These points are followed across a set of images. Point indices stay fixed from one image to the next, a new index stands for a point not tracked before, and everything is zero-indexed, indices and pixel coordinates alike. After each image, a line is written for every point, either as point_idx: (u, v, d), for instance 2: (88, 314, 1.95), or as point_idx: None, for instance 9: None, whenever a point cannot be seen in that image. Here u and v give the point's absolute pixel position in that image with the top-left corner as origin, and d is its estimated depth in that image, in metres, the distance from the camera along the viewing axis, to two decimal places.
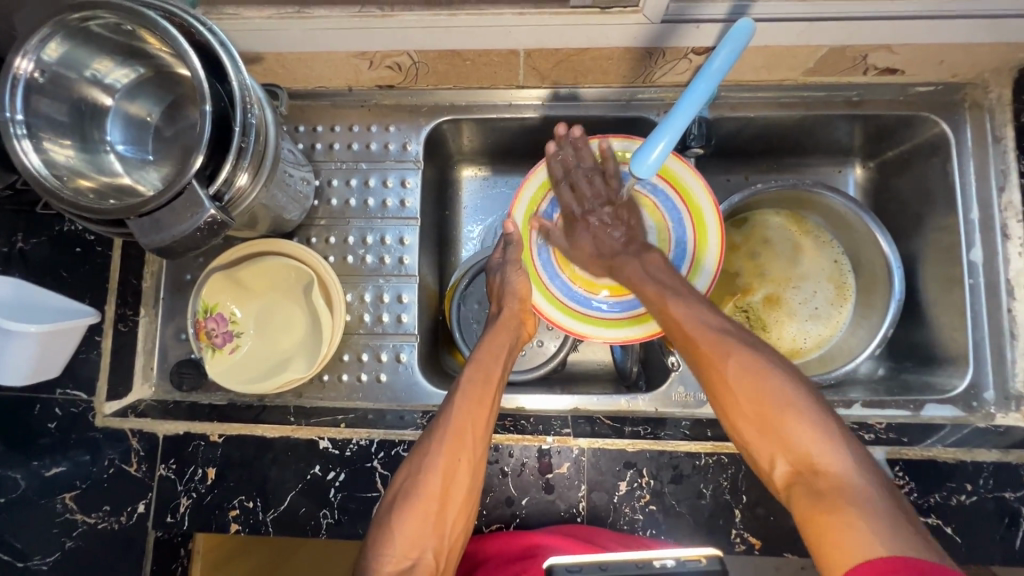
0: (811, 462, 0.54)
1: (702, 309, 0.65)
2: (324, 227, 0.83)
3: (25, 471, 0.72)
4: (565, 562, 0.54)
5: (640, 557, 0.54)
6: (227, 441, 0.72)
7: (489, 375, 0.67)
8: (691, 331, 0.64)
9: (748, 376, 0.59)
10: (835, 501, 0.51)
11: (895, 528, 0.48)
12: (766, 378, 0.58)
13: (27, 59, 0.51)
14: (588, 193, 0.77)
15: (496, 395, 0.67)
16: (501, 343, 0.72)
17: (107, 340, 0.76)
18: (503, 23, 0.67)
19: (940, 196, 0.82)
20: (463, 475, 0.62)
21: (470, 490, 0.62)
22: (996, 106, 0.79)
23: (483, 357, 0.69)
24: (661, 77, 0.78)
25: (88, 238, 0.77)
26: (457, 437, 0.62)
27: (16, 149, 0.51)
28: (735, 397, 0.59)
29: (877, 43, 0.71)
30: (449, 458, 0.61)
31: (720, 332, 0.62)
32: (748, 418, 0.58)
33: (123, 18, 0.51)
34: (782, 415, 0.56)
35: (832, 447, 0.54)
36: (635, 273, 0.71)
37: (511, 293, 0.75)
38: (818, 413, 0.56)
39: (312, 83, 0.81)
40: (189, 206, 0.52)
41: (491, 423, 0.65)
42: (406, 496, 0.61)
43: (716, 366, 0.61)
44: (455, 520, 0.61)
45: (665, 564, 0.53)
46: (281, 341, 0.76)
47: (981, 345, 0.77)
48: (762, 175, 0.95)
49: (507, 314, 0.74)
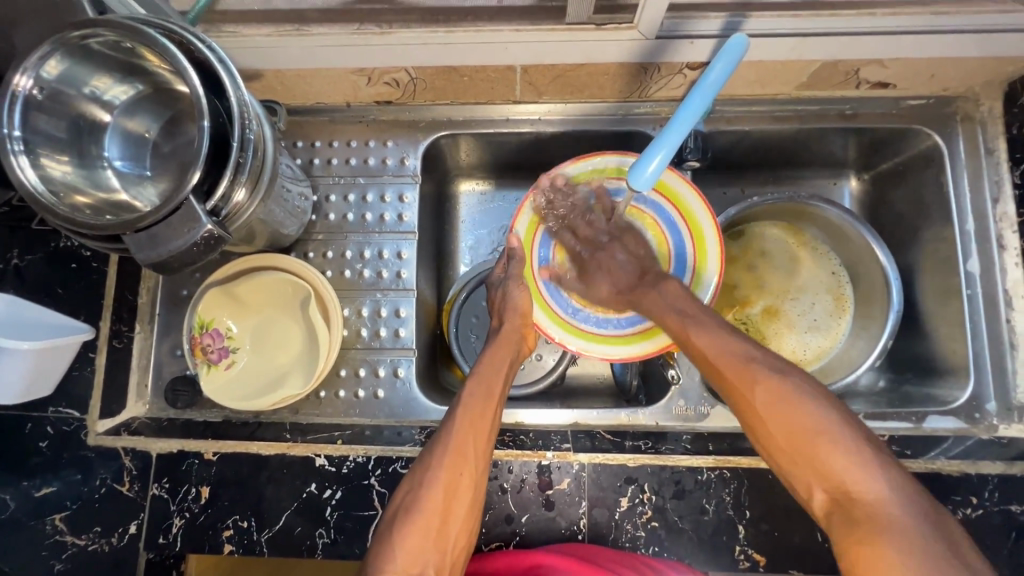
0: (847, 491, 0.53)
1: (727, 336, 0.64)
2: (322, 242, 0.83)
3: (15, 492, 0.70)
4: None
5: None
6: (221, 460, 0.71)
7: (491, 388, 0.67)
8: (717, 360, 0.63)
9: (778, 405, 0.58)
10: (875, 535, 0.49)
11: (944, 562, 0.47)
12: (794, 406, 0.57)
13: (26, 76, 0.51)
14: (600, 227, 0.77)
15: (497, 409, 0.66)
16: (501, 358, 0.71)
17: (101, 357, 0.75)
18: (500, 39, 0.68)
19: (935, 208, 0.82)
20: (466, 490, 0.60)
21: (472, 507, 0.61)
22: (987, 119, 0.80)
23: (484, 370, 0.68)
24: (656, 92, 0.79)
25: (85, 253, 0.77)
26: (459, 450, 0.61)
27: (13, 165, 0.51)
28: (764, 425, 0.58)
29: (869, 57, 0.72)
30: (450, 472, 0.60)
31: (746, 357, 0.62)
32: (780, 446, 0.57)
33: (122, 36, 0.52)
34: (815, 444, 0.55)
35: (868, 474, 0.52)
36: (654, 306, 0.70)
37: (512, 307, 0.75)
38: (851, 438, 0.54)
39: (310, 99, 0.82)
40: (186, 221, 0.52)
41: (493, 436, 0.64)
42: (407, 512, 0.59)
43: (745, 396, 0.60)
44: (460, 535, 0.59)
45: None
46: (277, 357, 0.76)
47: (981, 355, 0.76)
48: (758, 188, 0.96)
49: (508, 329, 0.74)
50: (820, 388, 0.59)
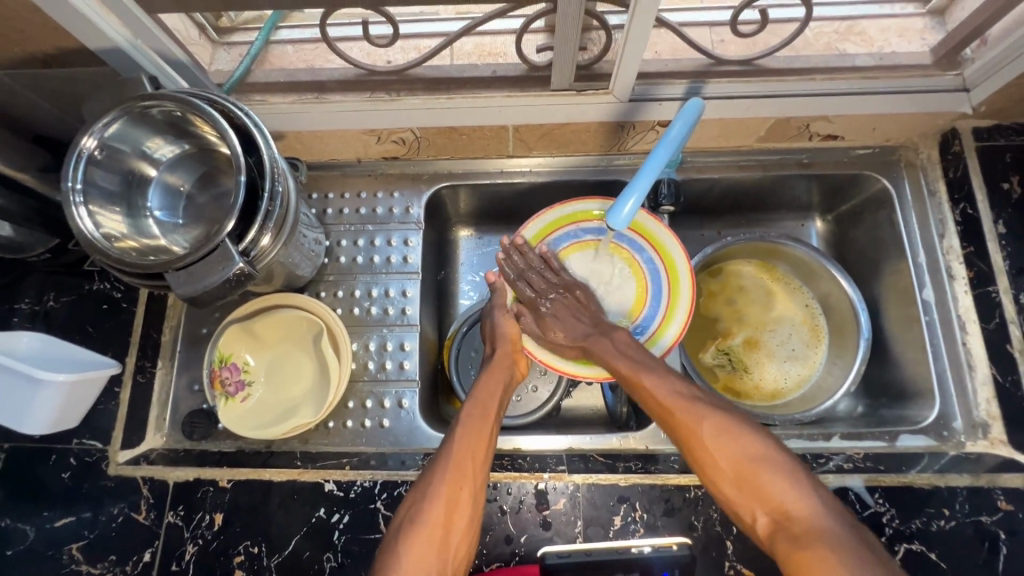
0: (784, 509, 0.59)
1: (670, 378, 0.71)
2: (332, 283, 0.90)
3: (35, 522, 0.74)
4: (556, 550, 0.69)
5: (621, 545, 0.70)
6: (235, 487, 0.74)
7: (487, 407, 0.73)
8: (664, 401, 0.69)
9: (722, 437, 0.64)
10: (814, 545, 0.55)
11: (873, 561, 0.54)
12: (735, 436, 0.64)
13: (93, 138, 0.60)
14: (553, 281, 0.81)
15: (494, 428, 0.71)
16: (496, 382, 0.76)
17: (125, 391, 0.80)
18: (495, 104, 0.80)
19: (891, 244, 0.91)
20: (465, 502, 0.64)
21: (471, 519, 0.65)
22: (927, 164, 0.90)
23: (480, 394, 0.74)
24: (634, 146, 0.89)
25: (116, 295, 0.84)
26: (458, 466, 0.66)
27: (73, 213, 0.59)
28: (712, 457, 0.64)
29: (816, 114, 0.83)
30: (452, 488, 0.64)
31: (689, 398, 0.68)
32: (725, 476, 0.63)
33: (178, 106, 0.61)
34: (756, 469, 0.62)
35: (800, 493, 0.60)
36: (607, 351, 0.75)
37: (502, 336, 0.81)
38: (783, 462, 0.63)
39: (326, 155, 0.92)
40: (220, 260, 0.60)
41: (489, 454, 0.69)
42: (410, 524, 0.63)
43: (692, 434, 0.66)
44: (461, 543, 0.63)
45: (642, 550, 0.69)
46: (290, 389, 0.81)
47: (943, 377, 0.82)
48: (732, 229, 1.05)
49: (500, 353, 0.80)
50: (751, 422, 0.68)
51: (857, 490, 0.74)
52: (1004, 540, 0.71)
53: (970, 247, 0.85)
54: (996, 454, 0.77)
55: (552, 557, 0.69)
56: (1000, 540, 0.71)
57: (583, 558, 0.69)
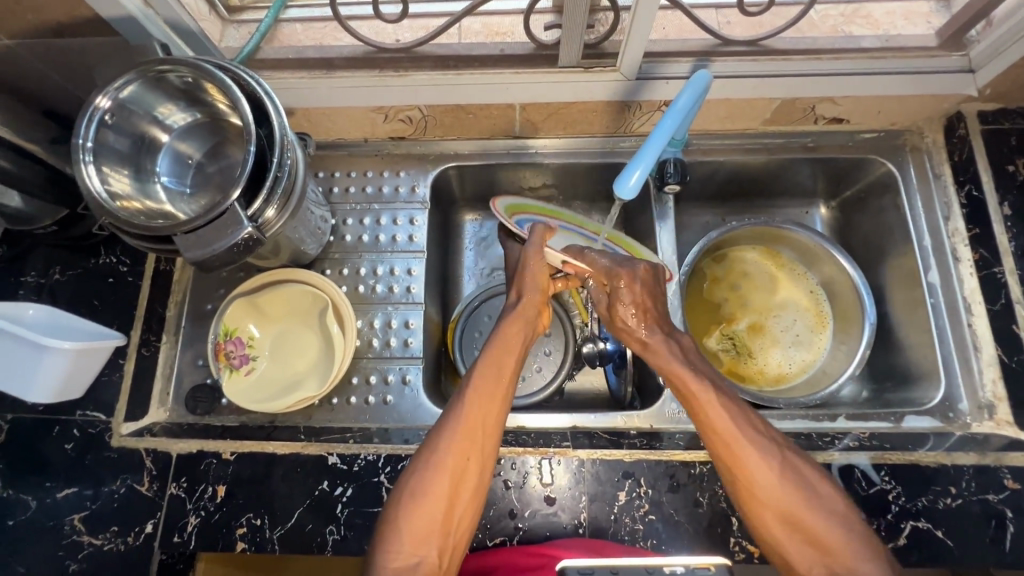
0: (848, 566, 0.55)
1: (732, 406, 0.64)
2: (338, 261, 0.90)
3: (37, 493, 0.73)
4: (578, 564, 0.52)
5: (651, 562, 0.53)
6: (238, 459, 0.74)
7: (502, 370, 0.68)
8: (727, 434, 0.62)
9: (786, 491, 0.58)
10: None
11: None
12: (795, 483, 0.59)
13: (107, 97, 0.61)
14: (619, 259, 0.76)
15: (507, 388, 0.67)
16: (514, 340, 0.71)
17: (129, 363, 0.80)
18: (502, 80, 0.80)
19: (896, 229, 0.91)
20: (471, 473, 0.62)
21: (475, 494, 0.62)
22: (932, 148, 0.90)
23: (499, 351, 0.69)
24: (639, 127, 0.90)
25: (121, 269, 0.84)
26: (469, 432, 0.63)
27: (82, 170, 0.59)
28: (768, 505, 0.59)
29: (822, 95, 0.83)
30: (461, 451, 0.62)
31: (747, 431, 0.62)
32: (780, 527, 0.58)
33: (192, 72, 0.61)
34: (818, 523, 0.57)
35: (868, 557, 0.55)
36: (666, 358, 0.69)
37: (532, 282, 0.76)
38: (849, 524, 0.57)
39: (333, 134, 0.92)
40: (229, 224, 0.60)
41: (500, 424, 0.66)
42: (412, 496, 0.60)
43: (749, 474, 0.60)
44: (465, 517, 0.61)
45: (674, 571, 0.52)
46: (293, 365, 0.81)
47: (949, 358, 0.82)
48: (737, 215, 1.05)
49: (527, 302, 0.75)
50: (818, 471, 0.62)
51: (862, 468, 0.73)
52: (1011, 519, 0.71)
53: (975, 230, 0.85)
54: (1002, 434, 0.76)
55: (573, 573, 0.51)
56: (1007, 518, 0.71)
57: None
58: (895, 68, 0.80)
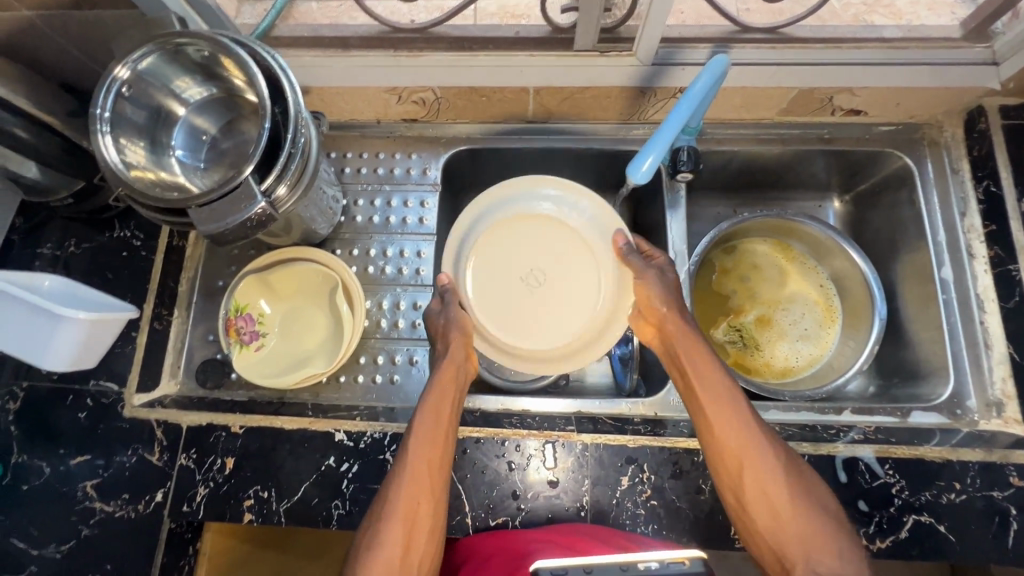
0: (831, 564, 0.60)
1: (739, 406, 0.69)
2: (348, 241, 0.90)
3: (51, 459, 0.75)
4: (550, 566, 0.51)
5: (625, 559, 0.51)
6: (247, 433, 0.75)
7: (440, 418, 0.70)
8: (717, 423, 0.68)
9: (767, 479, 0.65)
10: None
11: None
12: (777, 475, 0.65)
13: (125, 68, 0.61)
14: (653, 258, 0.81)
15: (448, 433, 0.69)
16: (450, 384, 0.73)
17: (142, 336, 0.81)
18: (516, 63, 0.80)
19: (910, 224, 0.90)
20: (423, 522, 0.64)
21: (431, 537, 0.64)
22: (951, 142, 0.89)
23: (434, 400, 0.71)
24: (653, 114, 0.89)
25: (135, 243, 0.85)
26: (415, 481, 0.65)
27: (99, 140, 0.60)
28: (748, 492, 0.65)
29: (840, 86, 0.82)
30: (409, 499, 0.64)
31: (751, 432, 0.67)
32: (761, 514, 0.64)
33: (210, 46, 0.61)
34: (795, 513, 0.63)
35: (837, 546, 0.61)
36: (682, 339, 0.74)
37: (457, 331, 0.77)
38: (820, 515, 0.63)
39: (346, 115, 0.92)
40: (243, 198, 0.60)
41: (444, 468, 0.68)
42: (369, 548, 0.62)
43: (733, 460, 0.66)
44: (423, 560, 0.63)
45: (649, 566, 0.50)
46: (303, 342, 0.82)
47: (959, 355, 0.81)
48: (749, 207, 1.04)
49: (455, 349, 0.75)
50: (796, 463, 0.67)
51: (867, 460, 0.73)
52: (1015, 516, 0.70)
53: (992, 227, 0.83)
54: (1009, 432, 0.76)
55: (545, 575, 0.50)
56: (1010, 516, 0.70)
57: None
58: (918, 59, 0.78)
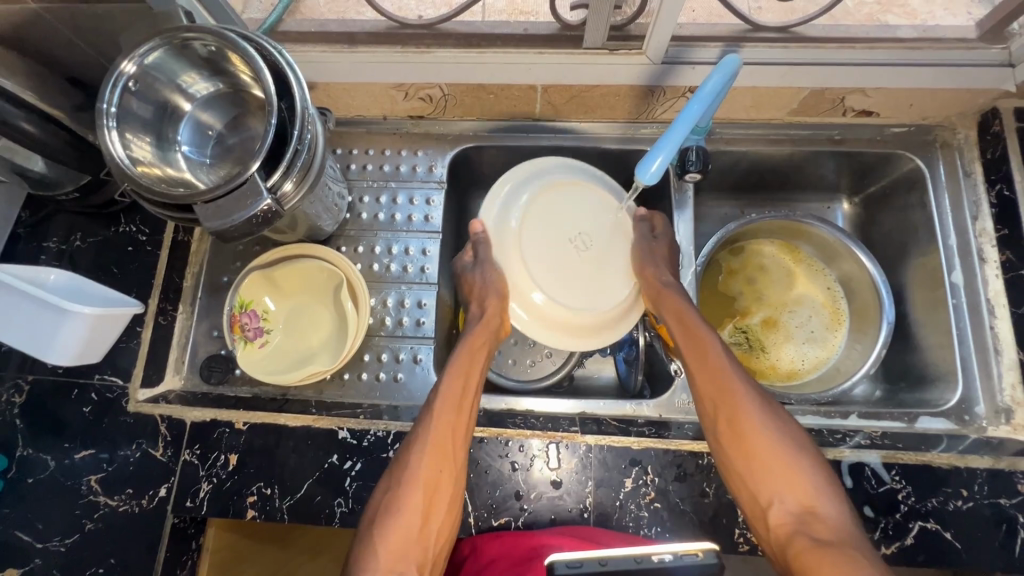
0: (812, 509, 0.63)
1: (729, 362, 0.73)
2: (353, 238, 0.90)
3: (56, 453, 0.75)
4: (566, 558, 0.50)
5: (639, 551, 0.51)
6: (250, 429, 0.75)
7: (467, 378, 0.73)
8: (713, 385, 0.71)
9: (760, 437, 0.67)
10: (831, 548, 0.58)
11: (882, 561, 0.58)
12: (772, 433, 0.68)
13: (131, 63, 0.61)
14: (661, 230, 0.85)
15: (473, 394, 0.73)
16: (478, 347, 0.77)
17: (146, 331, 0.81)
18: (524, 60, 0.79)
19: (921, 227, 0.89)
20: (445, 481, 0.67)
21: (453, 495, 0.68)
22: (964, 145, 0.87)
23: (461, 361, 0.74)
24: (662, 114, 0.88)
25: (140, 238, 0.85)
26: (438, 438, 0.68)
27: (105, 135, 0.59)
28: (744, 450, 0.67)
29: (852, 86, 0.81)
30: (431, 455, 0.67)
31: (745, 395, 0.70)
32: (753, 471, 0.66)
33: (217, 41, 0.61)
34: (788, 470, 0.65)
35: (826, 501, 0.64)
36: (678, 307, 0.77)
37: (492, 292, 0.80)
38: (812, 472, 0.65)
39: (352, 111, 0.92)
40: (249, 195, 0.60)
41: (468, 427, 0.71)
42: (388, 508, 0.66)
43: (727, 417, 0.69)
44: (438, 516, 0.66)
45: (663, 559, 0.50)
46: (307, 340, 0.81)
47: (968, 360, 0.81)
48: (756, 208, 1.04)
49: (490, 311, 0.79)
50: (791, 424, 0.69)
51: (873, 466, 0.73)
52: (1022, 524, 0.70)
53: (1004, 231, 0.82)
54: (1018, 439, 0.75)
55: (560, 566, 0.49)
56: (1017, 524, 0.70)
57: (597, 569, 0.49)
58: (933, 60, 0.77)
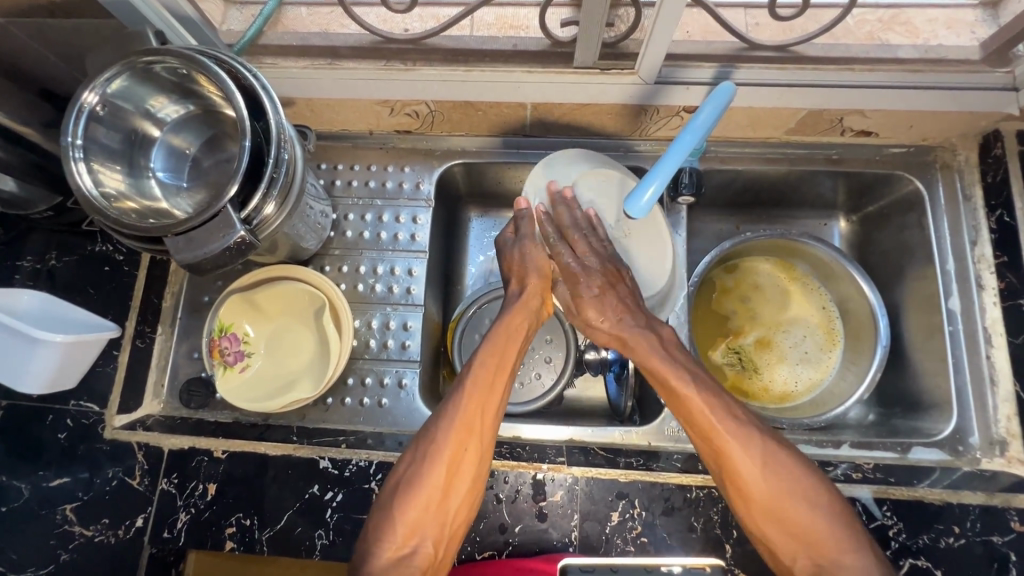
0: (832, 560, 0.61)
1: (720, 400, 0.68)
2: (338, 257, 0.88)
3: (30, 481, 0.73)
4: (580, 563, 0.62)
5: (650, 562, 0.63)
6: (230, 458, 0.74)
7: (502, 363, 0.72)
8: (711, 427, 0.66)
9: (767, 482, 0.64)
10: None
11: None
12: (780, 475, 0.64)
13: (94, 93, 0.58)
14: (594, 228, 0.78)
15: (507, 378, 0.72)
16: (517, 326, 0.75)
17: (123, 354, 0.79)
18: (511, 78, 0.76)
19: (918, 249, 0.87)
20: (469, 464, 0.66)
21: (474, 482, 0.67)
22: (964, 167, 0.85)
23: (494, 342, 0.73)
24: (655, 131, 0.86)
25: (118, 257, 0.82)
26: (467, 426, 0.67)
27: (73, 169, 0.57)
28: (754, 498, 0.64)
29: (852, 107, 0.79)
30: (455, 447, 0.66)
31: (745, 436, 0.66)
32: (766, 518, 0.64)
33: (184, 64, 0.58)
34: (804, 516, 0.63)
35: (848, 546, 0.61)
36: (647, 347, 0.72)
37: (534, 270, 0.78)
38: (829, 510, 0.63)
39: (336, 125, 0.89)
40: (221, 226, 0.57)
41: (496, 418, 0.70)
42: (409, 484, 0.65)
43: (726, 460, 0.66)
44: (457, 501, 0.65)
45: (671, 570, 0.62)
46: (289, 363, 0.79)
47: (963, 390, 0.79)
48: (752, 225, 1.01)
49: (531, 290, 0.77)
50: (795, 449, 0.67)
51: (864, 501, 0.72)
52: (1014, 562, 0.69)
53: (1003, 257, 0.81)
54: (1013, 473, 0.74)
55: (574, 570, 0.61)
56: (1010, 562, 0.69)
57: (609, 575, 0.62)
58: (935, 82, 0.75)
